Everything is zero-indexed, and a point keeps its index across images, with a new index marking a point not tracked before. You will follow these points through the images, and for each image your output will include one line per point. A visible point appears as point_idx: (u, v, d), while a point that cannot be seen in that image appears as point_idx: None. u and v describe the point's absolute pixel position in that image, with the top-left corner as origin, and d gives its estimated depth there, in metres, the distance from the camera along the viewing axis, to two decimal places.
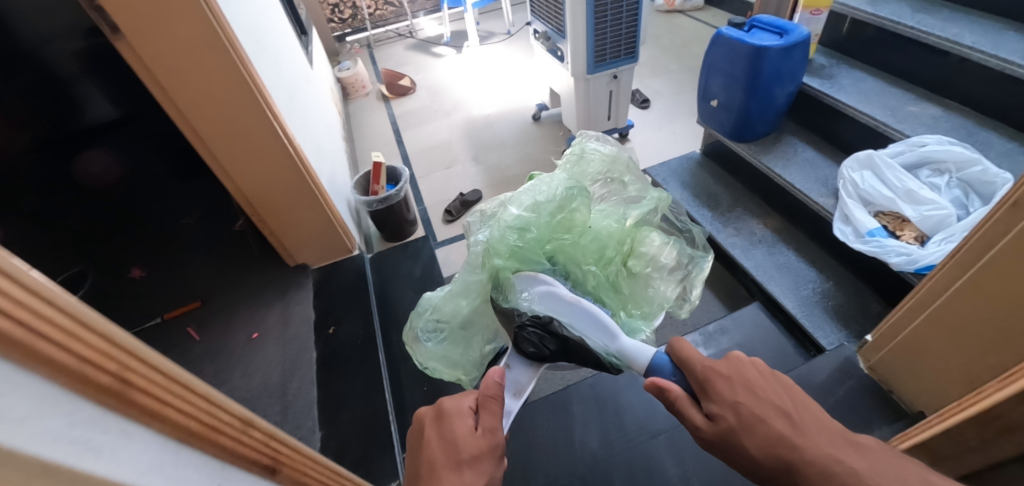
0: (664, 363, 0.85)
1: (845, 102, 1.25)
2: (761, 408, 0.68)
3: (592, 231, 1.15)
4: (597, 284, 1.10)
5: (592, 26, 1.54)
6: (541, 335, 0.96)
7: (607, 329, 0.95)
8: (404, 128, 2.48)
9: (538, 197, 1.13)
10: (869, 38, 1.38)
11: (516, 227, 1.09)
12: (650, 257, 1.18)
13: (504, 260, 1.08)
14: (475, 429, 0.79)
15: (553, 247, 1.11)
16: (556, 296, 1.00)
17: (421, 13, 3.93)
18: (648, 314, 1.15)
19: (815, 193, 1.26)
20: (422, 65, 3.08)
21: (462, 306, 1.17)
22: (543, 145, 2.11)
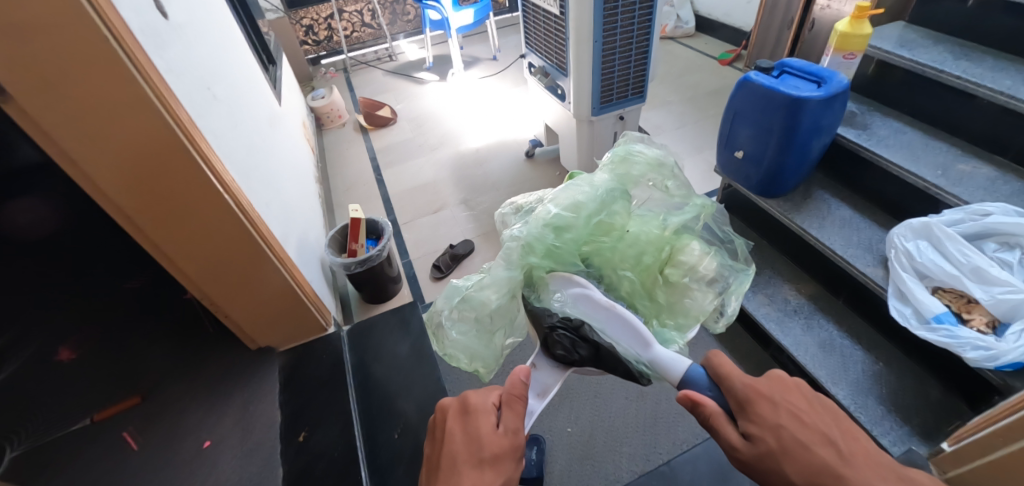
0: (700, 377, 0.76)
1: (890, 159, 1.11)
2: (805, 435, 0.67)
3: (632, 234, 1.01)
4: (632, 290, 0.96)
5: (597, 66, 1.38)
6: (572, 339, 0.81)
7: (643, 338, 0.79)
8: (385, 165, 2.28)
9: (578, 194, 1.00)
10: (901, 84, 1.25)
11: (553, 224, 0.95)
12: (691, 266, 1.01)
13: (536, 258, 0.94)
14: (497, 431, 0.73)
15: (589, 250, 0.98)
16: (591, 299, 0.85)
17: (401, 35, 3.79)
18: (683, 327, 0.97)
19: (860, 261, 1.10)
20: (403, 92, 2.89)
21: (491, 300, 0.95)
22: (538, 186, 1.93)
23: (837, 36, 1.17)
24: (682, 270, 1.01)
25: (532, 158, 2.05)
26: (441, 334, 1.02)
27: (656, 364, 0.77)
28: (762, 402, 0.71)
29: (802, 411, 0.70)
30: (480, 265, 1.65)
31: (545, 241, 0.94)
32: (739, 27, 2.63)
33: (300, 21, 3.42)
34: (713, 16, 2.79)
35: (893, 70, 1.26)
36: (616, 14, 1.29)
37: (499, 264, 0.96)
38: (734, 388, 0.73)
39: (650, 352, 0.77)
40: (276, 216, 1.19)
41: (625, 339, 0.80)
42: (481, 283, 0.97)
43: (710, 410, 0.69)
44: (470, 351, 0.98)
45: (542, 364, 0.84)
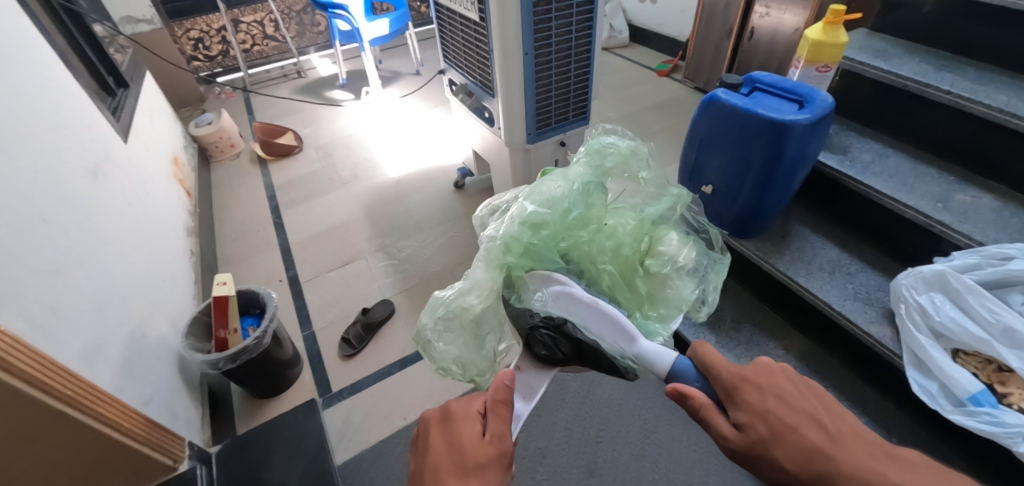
0: (686, 368, 0.68)
1: (886, 194, 0.92)
2: (792, 417, 0.58)
3: (612, 226, 0.87)
4: (614, 283, 0.82)
5: (529, 84, 1.10)
6: (555, 336, 0.70)
7: (627, 333, 0.71)
8: (285, 204, 1.88)
9: (551, 186, 0.85)
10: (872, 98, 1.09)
11: (527, 220, 0.79)
12: (674, 255, 0.87)
13: (513, 259, 0.79)
14: (481, 436, 0.58)
15: (569, 245, 0.83)
16: (571, 296, 0.74)
17: (313, 49, 3.37)
18: (663, 316, 0.86)
19: (862, 318, 0.90)
20: (311, 114, 2.49)
21: (475, 306, 0.80)
22: (469, 224, 1.62)
23: (808, 46, 0.97)
24: (663, 259, 0.87)
25: (462, 189, 1.75)
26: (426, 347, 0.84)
27: (643, 358, 0.71)
28: (748, 386, 0.62)
29: (791, 394, 0.61)
30: (401, 333, 1.31)
31: (521, 238, 0.79)
32: (674, 37, 2.50)
33: (187, 34, 2.92)
34: (647, 26, 2.66)
35: (862, 83, 1.09)
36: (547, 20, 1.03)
37: (474, 268, 0.81)
38: (719, 376, 0.64)
39: (637, 347, 0.70)
40: (65, 321, 0.79)
41: (608, 334, 0.73)
42: (463, 289, 0.81)
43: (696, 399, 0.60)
44: (460, 360, 0.82)
45: (526, 367, 0.73)
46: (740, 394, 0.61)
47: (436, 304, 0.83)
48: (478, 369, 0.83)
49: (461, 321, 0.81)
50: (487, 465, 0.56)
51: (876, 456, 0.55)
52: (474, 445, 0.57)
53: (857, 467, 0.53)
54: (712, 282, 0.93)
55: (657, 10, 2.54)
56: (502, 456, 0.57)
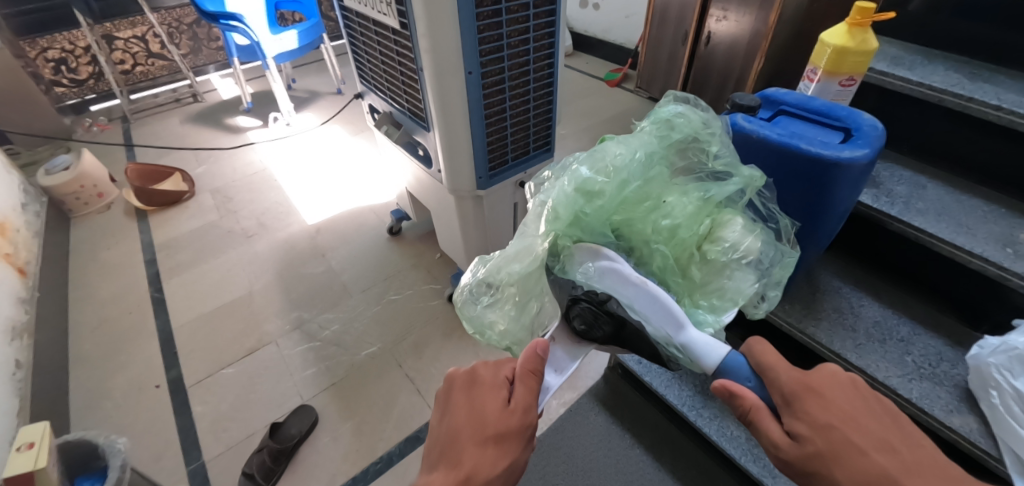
0: (739, 366, 0.53)
1: (944, 238, 0.70)
2: (860, 437, 0.48)
3: (674, 202, 0.62)
4: (667, 266, 0.60)
5: (476, 112, 0.81)
6: (595, 313, 0.58)
7: (675, 317, 0.53)
8: (169, 271, 1.46)
9: (612, 150, 0.66)
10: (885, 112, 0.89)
11: (580, 185, 0.62)
12: (740, 244, 0.59)
13: (560, 229, 0.62)
14: (506, 405, 0.52)
15: (624, 219, 0.63)
16: (617, 272, 0.56)
17: (212, 67, 2.87)
18: (716, 308, 0.59)
19: (938, 406, 0.68)
20: (208, 148, 2.05)
21: (515, 271, 0.62)
22: (411, 282, 1.30)
23: (827, 54, 0.75)
24: (724, 245, 0.59)
25: (399, 235, 1.43)
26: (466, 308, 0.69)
27: (691, 351, 0.53)
28: (810, 397, 0.49)
29: (858, 410, 0.50)
30: (326, 454, 0.96)
31: (573, 205, 0.61)
32: (620, 44, 2.25)
33: (43, 54, 2.35)
34: (590, 33, 2.37)
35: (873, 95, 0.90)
36: (493, 26, 0.75)
37: (520, 239, 0.64)
38: (778, 379, 0.51)
39: (685, 337, 0.53)
40: None
41: (655, 316, 0.55)
42: (508, 252, 0.64)
43: (749, 400, 0.49)
44: (497, 327, 0.64)
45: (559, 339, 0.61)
46: (800, 403, 0.49)
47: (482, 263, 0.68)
48: (515, 337, 0.64)
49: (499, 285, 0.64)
50: (509, 437, 0.50)
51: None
52: (498, 414, 0.51)
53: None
54: (776, 281, 0.62)
55: (600, 16, 2.26)
56: (527, 429, 0.51)
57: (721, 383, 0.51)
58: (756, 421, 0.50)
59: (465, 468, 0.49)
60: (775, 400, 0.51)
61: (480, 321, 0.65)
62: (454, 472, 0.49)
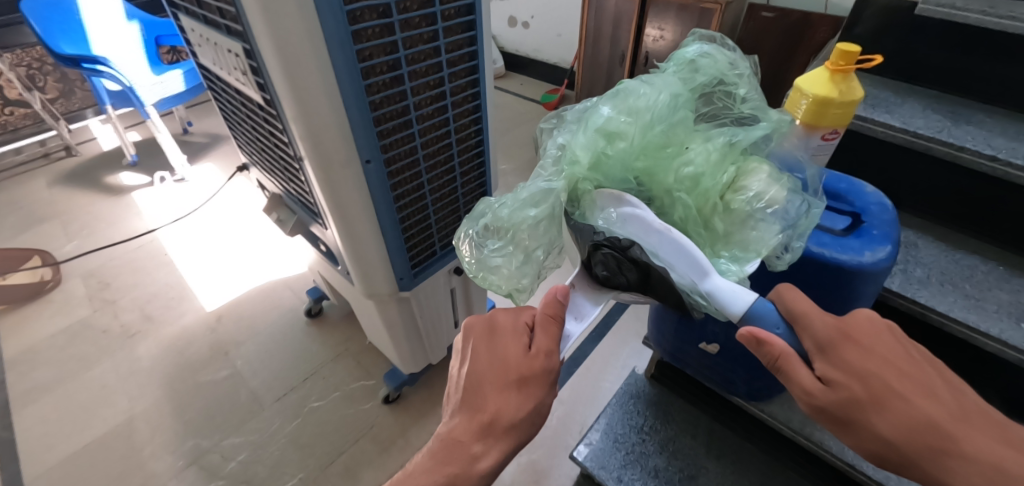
0: (767, 313, 0.46)
1: (958, 317, 0.59)
2: (901, 382, 0.43)
3: (696, 148, 0.58)
4: (689, 217, 0.55)
5: (385, 205, 0.60)
6: (617, 261, 0.52)
7: (701, 263, 0.48)
8: (16, 397, 1.12)
9: (638, 89, 0.62)
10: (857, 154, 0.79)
11: (602, 128, 0.58)
12: (766, 193, 0.54)
13: (581, 173, 0.59)
14: (527, 352, 0.58)
15: (647, 165, 0.58)
16: (641, 219, 0.52)
17: (91, 112, 2.45)
18: (740, 259, 0.54)
19: None
20: (80, 216, 1.69)
21: (526, 215, 0.59)
22: (338, 379, 1.07)
23: (804, 106, 0.62)
24: (748, 195, 0.54)
25: (320, 317, 1.20)
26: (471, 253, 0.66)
27: (716, 300, 0.48)
28: (848, 344, 0.44)
29: (899, 359, 0.44)
30: None
31: (591, 148, 0.58)
32: (554, 63, 2.10)
33: None
34: (521, 52, 2.20)
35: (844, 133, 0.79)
36: (394, 96, 0.55)
37: (536, 182, 0.61)
38: (812, 327, 0.45)
39: (712, 284, 0.47)
40: None
41: (681, 264, 0.49)
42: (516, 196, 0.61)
43: (778, 347, 0.44)
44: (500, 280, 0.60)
45: (580, 283, 0.60)
46: (836, 350, 0.44)
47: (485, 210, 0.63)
48: (518, 283, 0.61)
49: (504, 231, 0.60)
50: (531, 380, 0.57)
51: (999, 439, 0.41)
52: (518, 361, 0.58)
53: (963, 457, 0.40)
54: (807, 233, 0.54)
55: (530, 35, 2.10)
56: (549, 373, 0.57)
57: (747, 331, 0.46)
58: (784, 370, 0.45)
59: (491, 410, 0.57)
60: (806, 347, 0.45)
61: (483, 263, 0.62)
62: (481, 413, 0.58)
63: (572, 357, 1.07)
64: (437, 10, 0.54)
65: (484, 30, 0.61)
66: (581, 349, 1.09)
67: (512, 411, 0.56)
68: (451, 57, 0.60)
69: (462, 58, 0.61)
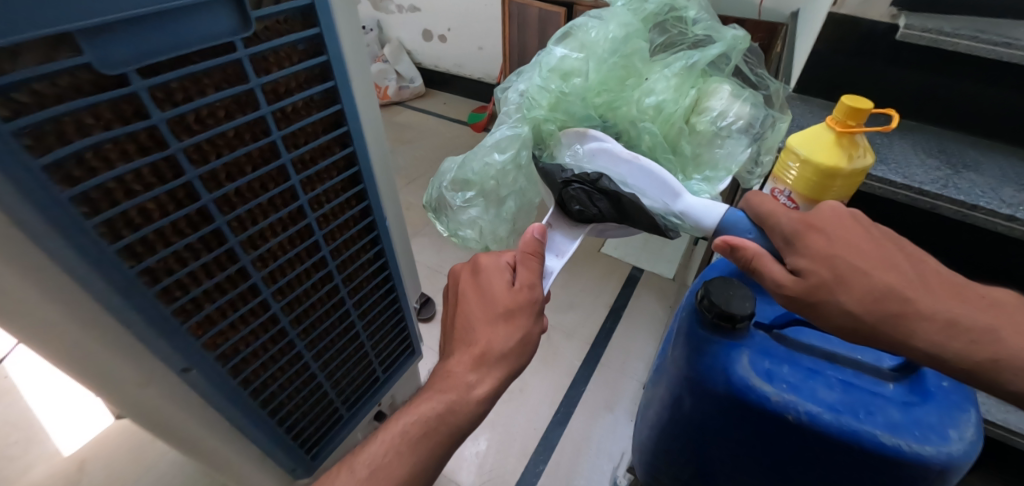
0: (739, 221, 0.71)
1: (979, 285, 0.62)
2: (862, 261, 0.60)
3: (656, 84, 0.90)
4: (655, 144, 0.86)
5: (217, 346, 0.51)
6: (589, 192, 0.78)
7: (671, 189, 0.78)
8: None
9: (590, 34, 0.91)
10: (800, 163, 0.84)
11: (560, 70, 0.88)
12: (723, 112, 0.89)
13: (544, 113, 0.87)
14: (512, 287, 0.76)
15: (605, 102, 0.89)
16: (611, 154, 0.83)
17: None
18: (712, 178, 0.89)
19: None
20: None
21: (496, 161, 0.92)
22: None
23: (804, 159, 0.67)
24: (711, 115, 0.89)
25: None
26: (452, 212, 1.01)
27: (688, 216, 0.76)
28: (815, 233, 0.62)
29: (865, 249, 0.60)
30: None
31: (557, 89, 0.87)
32: (478, 78, 1.91)
33: None
34: (441, 68, 1.99)
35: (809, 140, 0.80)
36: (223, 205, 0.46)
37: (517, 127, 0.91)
38: (783, 223, 0.64)
39: (682, 204, 0.76)
40: None
41: (649, 190, 0.79)
42: (495, 144, 0.92)
43: (751, 246, 0.62)
44: (481, 227, 1.00)
45: (557, 223, 0.82)
46: (805, 242, 0.62)
47: (451, 169, 1.00)
48: (495, 233, 1.01)
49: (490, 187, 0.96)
50: (518, 311, 0.74)
51: (953, 297, 0.59)
52: (503, 294, 0.76)
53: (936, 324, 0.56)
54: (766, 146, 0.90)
55: (449, 49, 1.89)
56: (532, 302, 0.75)
57: (725, 241, 0.66)
58: (761, 266, 0.63)
59: (482, 342, 0.74)
60: (778, 244, 0.65)
61: (459, 221, 1.01)
62: (473, 347, 0.75)
63: (533, 456, 0.90)
64: (257, 86, 0.44)
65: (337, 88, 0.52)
66: (548, 437, 0.93)
67: (502, 335, 0.73)
68: (292, 143, 0.51)
69: (318, 128, 0.53)
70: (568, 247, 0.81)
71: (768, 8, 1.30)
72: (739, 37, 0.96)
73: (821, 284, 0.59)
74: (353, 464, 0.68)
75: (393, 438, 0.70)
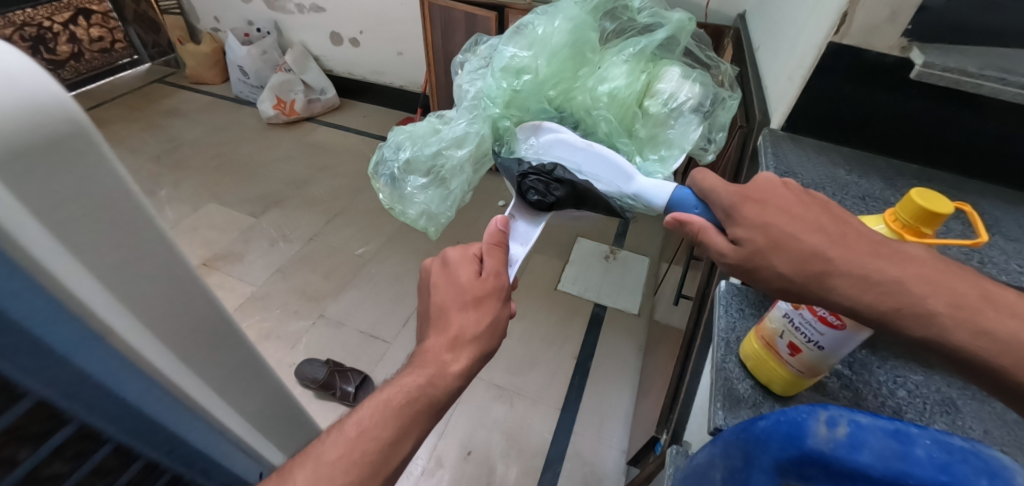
0: (686, 199, 0.50)
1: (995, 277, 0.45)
2: (792, 222, 0.38)
3: (611, 68, 0.71)
4: (612, 130, 0.66)
5: None
6: (546, 181, 0.61)
7: (624, 172, 0.59)
8: None
9: (536, 30, 0.73)
10: (756, 154, 0.65)
11: (509, 67, 0.69)
12: (674, 92, 0.70)
13: (497, 110, 0.69)
14: (479, 276, 0.56)
15: (559, 94, 0.69)
16: (565, 142, 0.63)
17: None
18: (665, 158, 0.68)
19: None
20: None
21: (453, 154, 0.71)
22: None
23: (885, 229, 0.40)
24: (663, 97, 0.70)
25: None
26: (394, 190, 0.78)
27: (642, 199, 0.57)
28: (749, 203, 0.40)
29: (798, 213, 0.38)
30: None
31: (503, 88, 0.69)
32: (400, 87, 1.68)
33: None
34: (356, 76, 1.72)
35: (773, 133, 0.62)
36: None
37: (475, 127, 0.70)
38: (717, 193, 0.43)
39: (634, 186, 0.57)
40: None
41: (604, 175, 0.61)
42: (451, 134, 0.72)
43: (694, 222, 0.42)
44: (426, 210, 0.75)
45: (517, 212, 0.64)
46: (740, 211, 0.40)
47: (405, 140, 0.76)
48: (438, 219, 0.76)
49: (435, 169, 0.73)
50: (487, 299, 0.54)
51: (874, 252, 0.34)
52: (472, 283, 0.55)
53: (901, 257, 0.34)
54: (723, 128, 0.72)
55: (363, 55, 1.64)
56: (501, 291, 0.56)
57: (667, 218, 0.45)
58: (703, 244, 0.42)
59: (453, 330, 0.53)
60: (720, 218, 0.43)
61: (401, 199, 0.76)
62: (448, 333, 0.53)
63: None
64: None
65: (154, 365, 0.30)
66: None
67: (476, 326, 0.52)
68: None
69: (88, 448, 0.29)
70: (533, 234, 0.61)
71: (714, 10, 1.24)
72: (690, 19, 0.77)
73: (758, 258, 0.38)
74: (337, 428, 0.46)
75: (376, 406, 0.48)
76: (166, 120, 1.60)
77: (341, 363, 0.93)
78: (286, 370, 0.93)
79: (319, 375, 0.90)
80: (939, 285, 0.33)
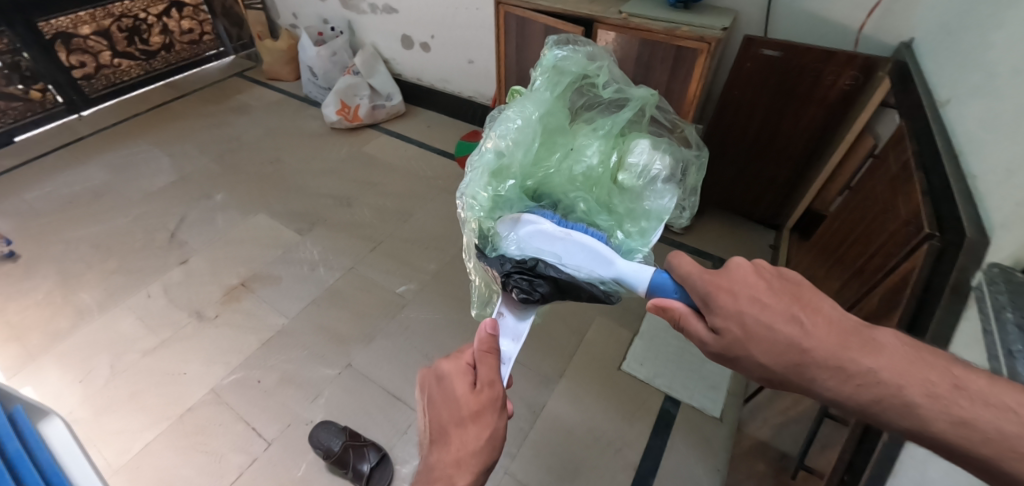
0: (664, 284, 0.42)
1: None
2: (770, 310, 0.34)
3: (584, 144, 0.57)
4: (592, 209, 0.52)
5: None
6: (530, 278, 0.46)
7: (602, 255, 0.45)
8: None
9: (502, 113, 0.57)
10: (962, 290, 0.43)
11: (483, 163, 0.53)
12: (648, 162, 0.56)
13: (482, 213, 0.52)
14: (474, 388, 0.44)
15: (537, 182, 0.55)
16: (540, 228, 0.47)
17: None
18: (645, 232, 0.53)
19: None
20: None
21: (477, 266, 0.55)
22: None
23: None
24: (636, 170, 0.56)
25: None
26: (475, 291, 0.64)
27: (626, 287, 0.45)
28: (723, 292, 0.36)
29: (773, 301, 0.34)
30: None
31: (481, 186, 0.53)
32: (468, 97, 1.54)
33: None
34: (423, 82, 1.61)
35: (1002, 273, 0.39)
36: None
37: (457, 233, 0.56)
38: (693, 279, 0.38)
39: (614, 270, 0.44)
40: None
41: (587, 264, 0.46)
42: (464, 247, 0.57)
43: (677, 307, 0.39)
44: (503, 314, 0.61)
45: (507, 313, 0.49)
46: (716, 300, 0.36)
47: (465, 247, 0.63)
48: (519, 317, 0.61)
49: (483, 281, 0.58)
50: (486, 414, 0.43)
51: (852, 340, 0.32)
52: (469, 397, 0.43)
53: (872, 346, 0.31)
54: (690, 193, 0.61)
55: (432, 60, 1.51)
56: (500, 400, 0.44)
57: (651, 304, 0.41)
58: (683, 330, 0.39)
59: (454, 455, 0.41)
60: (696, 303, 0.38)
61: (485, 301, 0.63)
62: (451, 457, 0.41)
63: None
64: None
65: None
66: None
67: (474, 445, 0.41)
68: None
69: None
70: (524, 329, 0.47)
71: (868, 36, 0.95)
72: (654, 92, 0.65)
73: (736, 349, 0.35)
74: None
75: None
76: (236, 118, 1.59)
77: (358, 434, 0.80)
78: (302, 428, 0.82)
79: (333, 446, 0.78)
80: (901, 367, 0.31)
